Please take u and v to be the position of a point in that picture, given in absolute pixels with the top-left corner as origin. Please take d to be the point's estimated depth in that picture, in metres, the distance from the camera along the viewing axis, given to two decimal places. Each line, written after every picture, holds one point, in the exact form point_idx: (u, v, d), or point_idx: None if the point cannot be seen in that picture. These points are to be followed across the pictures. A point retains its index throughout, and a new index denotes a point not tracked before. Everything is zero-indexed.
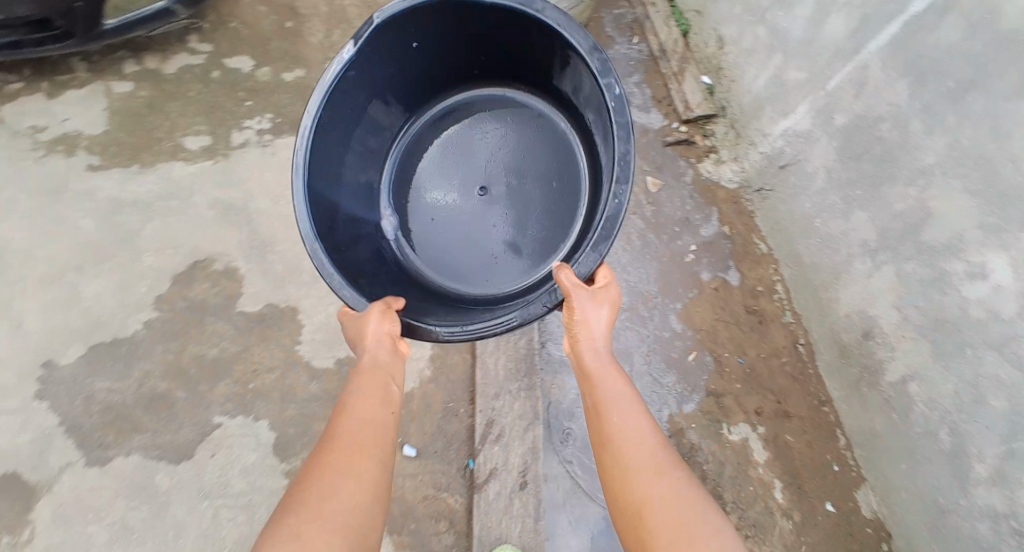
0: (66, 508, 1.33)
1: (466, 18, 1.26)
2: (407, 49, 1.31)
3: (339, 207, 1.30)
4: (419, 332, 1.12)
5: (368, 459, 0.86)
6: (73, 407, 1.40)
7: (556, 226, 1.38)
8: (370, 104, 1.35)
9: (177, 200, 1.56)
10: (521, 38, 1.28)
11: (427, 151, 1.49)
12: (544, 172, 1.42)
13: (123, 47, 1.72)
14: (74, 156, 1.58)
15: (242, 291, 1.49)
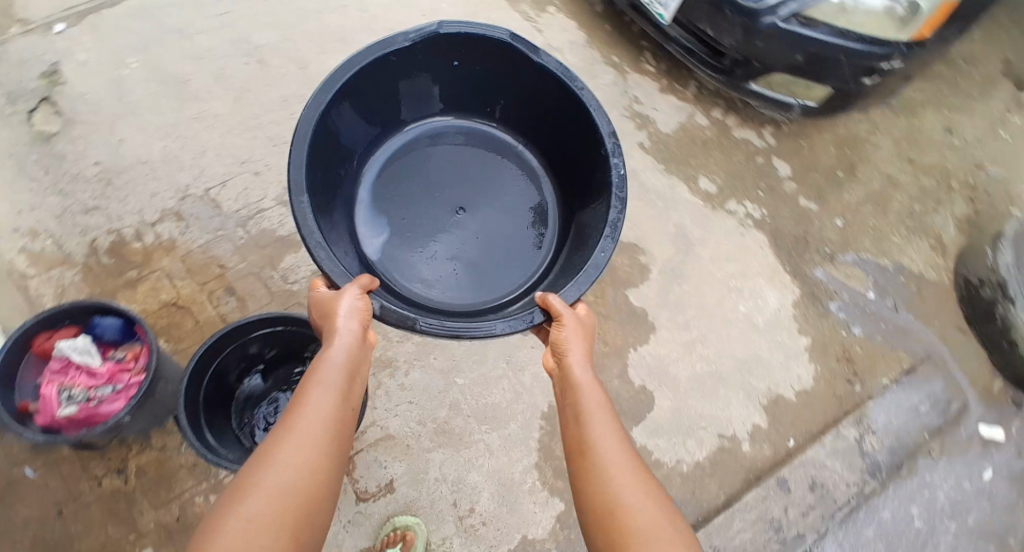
0: None
1: (510, 61, 1.29)
2: (448, 64, 1.32)
3: (324, 167, 1.22)
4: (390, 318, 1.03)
5: (316, 449, 0.78)
6: None
7: (501, 268, 1.39)
8: (393, 89, 1.32)
9: (668, 204, 1.73)
10: (542, 96, 1.33)
11: (415, 154, 1.46)
12: (518, 214, 1.44)
13: (722, 99, 1.93)
14: (640, 132, 1.83)
15: (635, 285, 1.60)
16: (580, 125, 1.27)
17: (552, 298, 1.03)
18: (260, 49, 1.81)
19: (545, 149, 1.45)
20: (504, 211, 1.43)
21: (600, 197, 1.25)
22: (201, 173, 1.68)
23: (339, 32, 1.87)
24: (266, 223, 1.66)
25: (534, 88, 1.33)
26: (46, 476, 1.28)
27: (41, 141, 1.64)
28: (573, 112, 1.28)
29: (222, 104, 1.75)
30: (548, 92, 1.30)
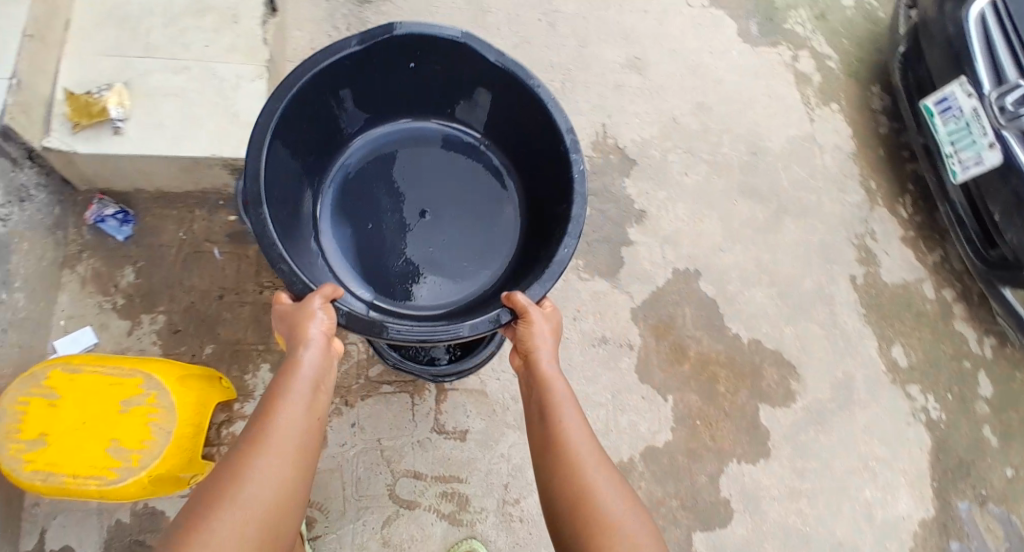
0: (587, 298, 1.48)
1: (464, 60, 1.16)
2: (402, 66, 1.19)
3: (283, 172, 1.10)
4: (368, 332, 0.93)
5: (289, 468, 0.79)
6: (676, 289, 1.53)
7: (465, 273, 1.27)
8: (340, 100, 1.19)
9: (848, 350, 1.60)
10: (497, 92, 1.21)
11: (372, 165, 1.32)
12: (486, 215, 1.31)
13: (960, 280, 1.75)
14: (861, 267, 1.70)
15: (772, 403, 1.47)
16: (537, 116, 1.14)
17: (520, 296, 0.96)
18: (555, 12, 1.79)
19: (506, 142, 1.31)
20: (473, 214, 1.29)
21: (561, 223, 1.09)
22: None
23: (625, 30, 1.82)
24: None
25: (493, 87, 1.20)
26: (227, 263, 1.31)
27: (355, 3, 1.63)
28: (529, 109, 1.15)
29: (501, 45, 1.72)
30: (507, 91, 1.18)
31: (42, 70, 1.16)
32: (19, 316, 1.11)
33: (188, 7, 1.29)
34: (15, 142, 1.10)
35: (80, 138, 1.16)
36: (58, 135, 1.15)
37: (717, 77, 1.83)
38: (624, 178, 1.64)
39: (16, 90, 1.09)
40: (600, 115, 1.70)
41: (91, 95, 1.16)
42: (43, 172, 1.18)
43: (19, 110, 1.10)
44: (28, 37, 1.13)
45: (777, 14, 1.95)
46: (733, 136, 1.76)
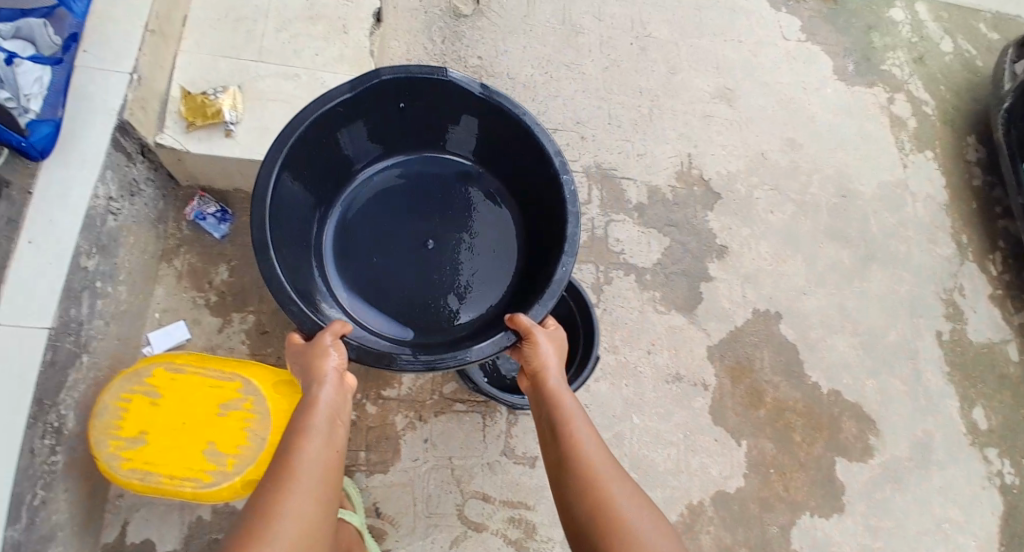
0: (665, 333, 1.45)
1: (452, 95, 1.19)
2: (392, 107, 1.21)
3: (289, 215, 1.13)
4: (378, 363, 0.99)
5: (313, 501, 0.82)
6: (756, 330, 1.50)
7: (469, 298, 1.28)
8: (336, 145, 1.21)
9: (930, 409, 1.54)
10: (486, 120, 1.23)
11: (371, 203, 1.33)
12: (488, 240, 1.32)
13: None
14: (943, 321, 1.65)
15: (849, 457, 1.43)
16: (526, 140, 1.17)
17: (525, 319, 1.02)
18: (648, 36, 1.77)
19: (498, 165, 1.33)
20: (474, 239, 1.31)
21: (554, 250, 1.12)
22: (544, 112, 1.62)
23: (716, 59, 1.80)
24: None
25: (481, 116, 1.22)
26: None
27: (451, 17, 1.64)
28: (518, 134, 1.18)
29: (591, 66, 1.70)
30: (494, 119, 1.20)
31: (159, 67, 1.17)
32: (120, 308, 1.13)
33: (300, 13, 1.31)
34: (132, 137, 1.11)
35: (192, 138, 1.17)
36: (172, 133, 1.16)
37: (807, 114, 1.81)
38: (708, 211, 1.61)
39: (137, 85, 1.11)
40: (686, 144, 1.68)
41: (207, 96, 1.18)
42: (152, 168, 1.20)
43: (138, 106, 1.11)
44: (150, 33, 1.14)
45: (874, 54, 1.94)
46: (823, 176, 1.73)
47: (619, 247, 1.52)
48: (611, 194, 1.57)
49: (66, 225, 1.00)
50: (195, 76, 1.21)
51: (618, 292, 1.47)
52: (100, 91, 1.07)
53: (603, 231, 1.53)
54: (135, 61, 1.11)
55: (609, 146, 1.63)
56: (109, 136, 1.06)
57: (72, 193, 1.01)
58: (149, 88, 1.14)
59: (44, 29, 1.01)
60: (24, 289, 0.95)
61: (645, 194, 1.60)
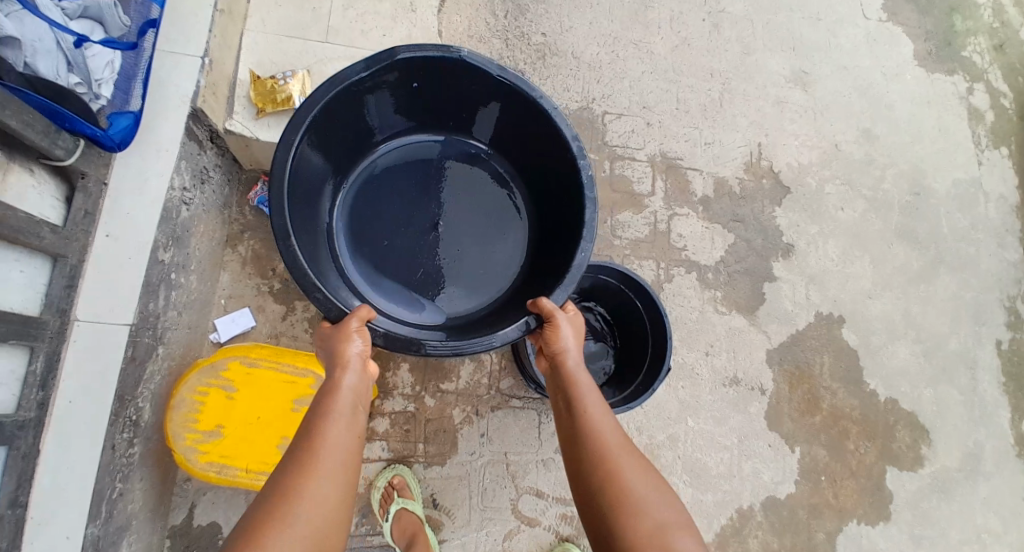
0: (725, 337, 1.43)
1: (471, 78, 1.09)
2: (406, 86, 1.11)
3: (301, 198, 1.05)
4: (401, 348, 0.94)
5: (336, 487, 0.80)
6: (818, 334, 1.49)
7: (479, 281, 1.22)
8: (346, 124, 1.11)
9: (985, 420, 1.54)
10: (504, 104, 1.14)
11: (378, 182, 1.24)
12: (499, 224, 1.26)
13: None
14: (1006, 330, 1.61)
15: (899, 466, 1.45)
16: (546, 127, 1.09)
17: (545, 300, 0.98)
18: (722, 11, 1.66)
19: (510, 147, 1.24)
20: (488, 224, 1.24)
21: (570, 244, 1.06)
22: (610, 95, 1.55)
23: (794, 39, 1.69)
24: (628, 172, 1.51)
25: (499, 99, 1.13)
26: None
27: None
28: (536, 120, 1.10)
29: (661, 45, 1.60)
30: (510, 103, 1.12)
31: (226, 47, 1.13)
32: (191, 298, 1.12)
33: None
34: (204, 124, 1.08)
35: (262, 125, 1.14)
36: (241, 119, 1.13)
37: (886, 102, 1.71)
38: (776, 206, 1.56)
39: (207, 69, 1.07)
40: (757, 132, 1.60)
41: (276, 81, 1.14)
42: (221, 153, 1.17)
43: (209, 91, 1.07)
44: (218, 12, 1.10)
45: (956, 39, 1.80)
46: (898, 172, 1.66)
47: (682, 243, 1.48)
48: (676, 185, 1.52)
49: (143, 217, 0.97)
50: (263, 57, 1.18)
51: (678, 290, 1.44)
52: (172, 75, 1.03)
53: (666, 225, 1.49)
54: (205, 43, 1.06)
55: (675, 134, 1.56)
56: (183, 125, 1.02)
57: (147, 183, 0.98)
58: (218, 70, 1.10)
59: (115, 10, 0.94)
60: (104, 283, 0.94)
61: (711, 187, 1.54)
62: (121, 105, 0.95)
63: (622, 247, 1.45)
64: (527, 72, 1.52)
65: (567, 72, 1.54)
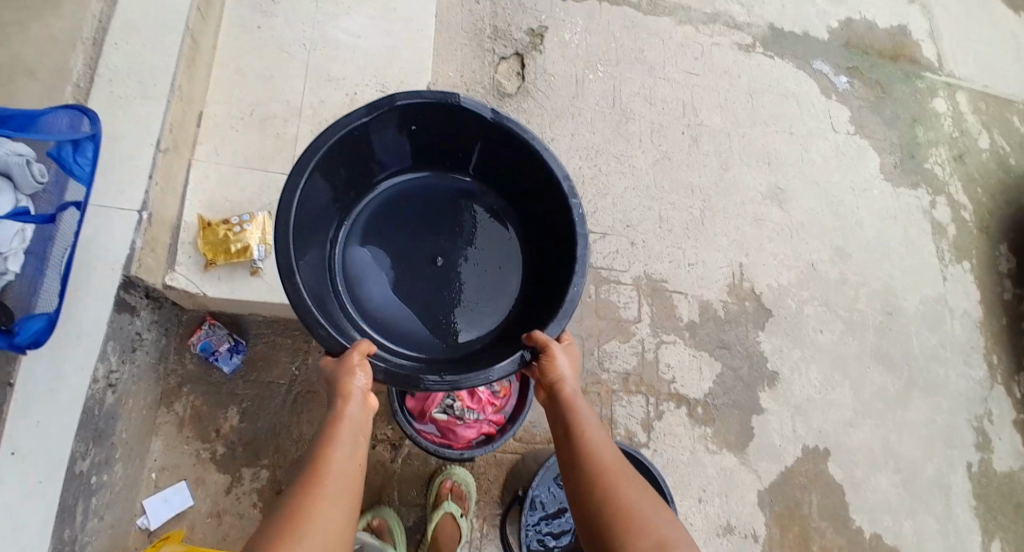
0: (719, 484, 1.38)
1: (468, 121, 1.01)
2: (404, 129, 1.02)
3: (298, 231, 0.92)
4: (403, 382, 0.83)
5: (341, 522, 0.69)
6: (805, 468, 1.47)
7: (475, 318, 1.08)
8: (343, 163, 1.00)
9: (958, 546, 1.53)
10: (497, 142, 1.04)
11: (376, 220, 1.12)
12: (497, 260, 1.13)
13: None
14: (972, 446, 1.62)
15: None
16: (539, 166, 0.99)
17: (538, 332, 0.89)
18: (700, 125, 1.63)
19: (506, 185, 1.13)
20: (487, 260, 1.11)
21: (563, 272, 0.97)
22: (594, 213, 1.48)
23: (768, 153, 1.68)
24: (613, 297, 1.42)
25: (493, 143, 1.04)
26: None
27: (495, 95, 1.49)
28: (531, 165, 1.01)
29: (642, 159, 1.55)
30: (506, 144, 1.02)
31: (170, 188, 1.03)
32: (116, 491, 0.95)
33: (337, 110, 1.20)
34: (136, 287, 0.96)
35: (211, 279, 1.03)
36: (186, 274, 1.01)
37: (856, 219, 1.73)
38: (759, 331, 1.51)
39: (145, 224, 0.96)
40: (738, 252, 1.55)
41: (230, 228, 1.02)
42: (156, 308, 1.02)
43: (147, 249, 0.96)
44: (160, 151, 1.00)
45: (919, 151, 1.86)
46: (869, 291, 1.67)
47: (670, 374, 1.39)
48: (660, 309, 1.44)
49: (57, 430, 0.83)
50: (218, 195, 1.08)
51: (667, 429, 1.35)
52: (106, 237, 0.91)
53: (654, 354, 1.40)
54: (144, 195, 0.95)
55: (657, 254, 1.48)
56: (111, 297, 0.89)
57: (65, 381, 0.84)
58: (160, 220, 1.00)
59: (28, 166, 0.77)
60: (9, 520, 0.76)
61: (696, 311, 1.46)
62: (42, 299, 0.81)
63: (609, 382, 1.35)
64: None
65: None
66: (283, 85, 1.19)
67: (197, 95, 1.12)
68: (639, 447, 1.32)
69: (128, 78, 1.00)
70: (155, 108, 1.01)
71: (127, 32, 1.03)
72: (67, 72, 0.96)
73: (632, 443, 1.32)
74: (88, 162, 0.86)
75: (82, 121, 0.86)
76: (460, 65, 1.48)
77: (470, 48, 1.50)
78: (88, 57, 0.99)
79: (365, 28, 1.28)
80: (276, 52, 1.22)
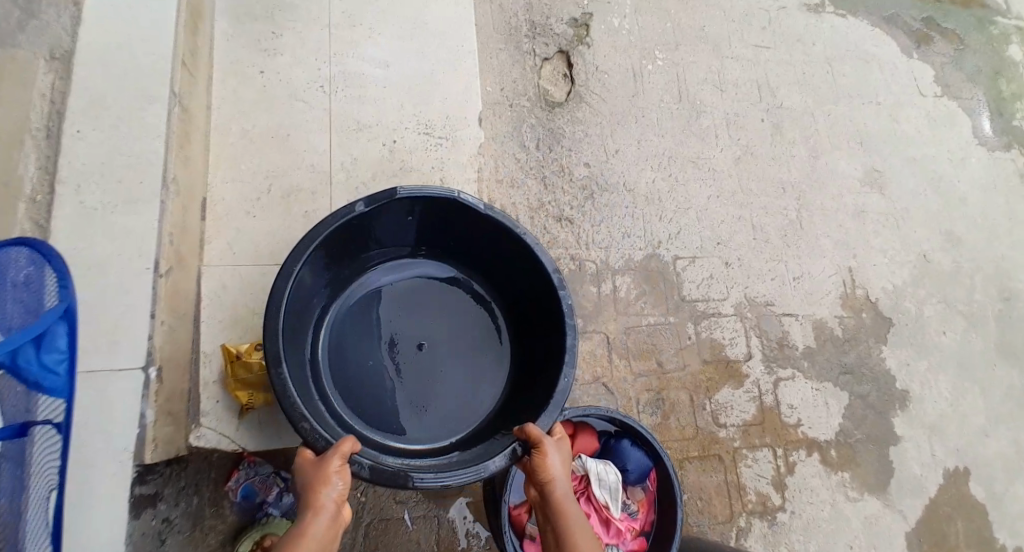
0: (860, 533, 1.17)
1: (465, 218, 0.81)
2: (401, 216, 0.80)
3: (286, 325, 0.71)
4: (386, 480, 0.64)
5: None
6: (948, 496, 1.26)
7: (462, 409, 0.83)
8: (335, 250, 0.77)
9: None
10: (489, 237, 0.82)
11: (347, 306, 0.85)
12: (481, 351, 0.88)
13: None
14: None
15: None
16: (534, 267, 0.79)
17: (530, 428, 0.68)
18: (779, 108, 1.40)
19: (493, 276, 0.89)
20: (472, 353, 0.87)
21: (551, 367, 0.76)
22: (679, 234, 1.23)
23: (859, 132, 1.46)
24: (717, 333, 1.19)
25: (487, 238, 0.83)
26: (421, 532, 0.97)
27: (544, 108, 1.22)
28: (526, 265, 0.80)
29: (723, 159, 1.31)
30: (501, 247, 0.82)
31: (178, 319, 0.84)
32: None
33: (377, 164, 1.04)
34: (154, 473, 0.76)
35: (251, 423, 0.88)
36: (216, 425, 0.86)
37: (957, 194, 1.51)
38: (882, 344, 1.30)
39: (155, 383, 0.76)
40: (846, 254, 1.34)
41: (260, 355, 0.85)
42: (179, 471, 0.82)
43: (162, 414, 0.77)
44: (161, 275, 0.79)
45: (1005, 107, 1.63)
46: (985, 276, 1.46)
47: (795, 417, 1.18)
48: (771, 338, 1.22)
49: None
50: (244, 311, 0.92)
51: (803, 483, 1.15)
52: (108, 407, 0.72)
53: (773, 397, 1.18)
54: (148, 344, 0.76)
55: (759, 272, 1.25)
56: (127, 502, 0.71)
57: None
58: (170, 364, 0.80)
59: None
60: None
61: (812, 334, 1.25)
62: None
63: (731, 439, 1.13)
64: (580, 223, 1.17)
65: (622, 212, 1.21)
66: (304, 145, 1.02)
67: (195, 181, 0.92)
68: (776, 514, 1.11)
69: (103, 177, 0.79)
70: (148, 219, 0.80)
71: (94, 115, 0.81)
72: (15, 182, 0.75)
73: (767, 509, 1.11)
74: (65, 354, 0.61)
75: (45, 267, 0.61)
76: (499, 75, 1.21)
77: (507, 52, 1.22)
78: (42, 158, 0.78)
79: (394, 53, 1.13)
80: (288, 101, 1.04)
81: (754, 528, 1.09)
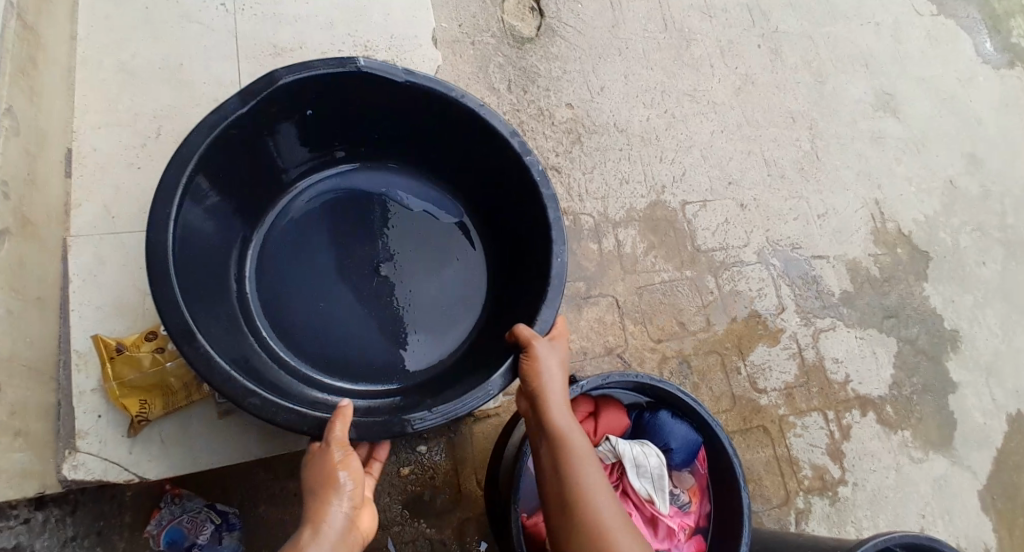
0: (928, 497, 0.99)
1: (382, 97, 0.69)
2: (298, 116, 0.68)
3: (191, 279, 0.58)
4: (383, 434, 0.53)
5: None
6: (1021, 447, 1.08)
7: (445, 325, 0.74)
8: (228, 176, 0.65)
9: None
10: (417, 111, 0.70)
11: (280, 235, 0.75)
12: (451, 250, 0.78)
13: None
14: None
15: None
16: (475, 132, 0.67)
17: (522, 331, 0.58)
18: (776, 32, 1.24)
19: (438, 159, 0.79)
20: (439, 256, 0.77)
21: (533, 258, 0.66)
22: (684, 176, 1.05)
23: (862, 53, 1.31)
24: (743, 285, 1.02)
25: (414, 114, 0.71)
26: None
27: (511, 42, 1.04)
28: (467, 132, 0.69)
29: (722, 90, 1.15)
30: (431, 116, 0.70)
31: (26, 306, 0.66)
32: None
33: None
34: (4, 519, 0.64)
35: (150, 442, 0.70)
36: (97, 449, 0.68)
37: (975, 116, 1.35)
38: (922, 282, 1.14)
39: None
40: (870, 186, 1.18)
41: (145, 346, 0.70)
42: (65, 516, 0.72)
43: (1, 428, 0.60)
44: None
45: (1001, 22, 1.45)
46: (1015, 201, 1.29)
47: (841, 372, 1.02)
48: (804, 286, 1.05)
49: None
50: (135, 293, 0.73)
51: (860, 446, 0.98)
52: None
53: (815, 351, 1.01)
54: None
55: (778, 212, 1.09)
56: None
57: None
58: (10, 365, 0.63)
59: None
60: None
61: (847, 276, 1.08)
62: None
63: (774, 405, 0.96)
64: (569, 170, 1.00)
65: (615, 155, 1.03)
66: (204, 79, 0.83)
67: (48, 128, 0.73)
68: (836, 489, 0.94)
69: None
70: None
71: None
72: None
73: (826, 484, 0.94)
74: None
75: None
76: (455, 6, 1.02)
77: None
78: None
79: None
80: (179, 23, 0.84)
81: (815, 509, 0.92)
